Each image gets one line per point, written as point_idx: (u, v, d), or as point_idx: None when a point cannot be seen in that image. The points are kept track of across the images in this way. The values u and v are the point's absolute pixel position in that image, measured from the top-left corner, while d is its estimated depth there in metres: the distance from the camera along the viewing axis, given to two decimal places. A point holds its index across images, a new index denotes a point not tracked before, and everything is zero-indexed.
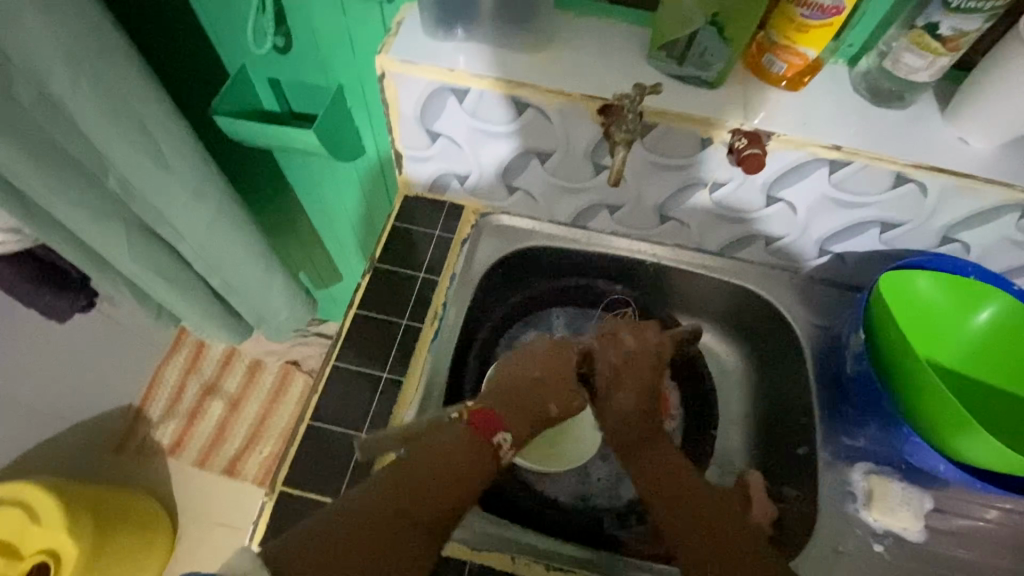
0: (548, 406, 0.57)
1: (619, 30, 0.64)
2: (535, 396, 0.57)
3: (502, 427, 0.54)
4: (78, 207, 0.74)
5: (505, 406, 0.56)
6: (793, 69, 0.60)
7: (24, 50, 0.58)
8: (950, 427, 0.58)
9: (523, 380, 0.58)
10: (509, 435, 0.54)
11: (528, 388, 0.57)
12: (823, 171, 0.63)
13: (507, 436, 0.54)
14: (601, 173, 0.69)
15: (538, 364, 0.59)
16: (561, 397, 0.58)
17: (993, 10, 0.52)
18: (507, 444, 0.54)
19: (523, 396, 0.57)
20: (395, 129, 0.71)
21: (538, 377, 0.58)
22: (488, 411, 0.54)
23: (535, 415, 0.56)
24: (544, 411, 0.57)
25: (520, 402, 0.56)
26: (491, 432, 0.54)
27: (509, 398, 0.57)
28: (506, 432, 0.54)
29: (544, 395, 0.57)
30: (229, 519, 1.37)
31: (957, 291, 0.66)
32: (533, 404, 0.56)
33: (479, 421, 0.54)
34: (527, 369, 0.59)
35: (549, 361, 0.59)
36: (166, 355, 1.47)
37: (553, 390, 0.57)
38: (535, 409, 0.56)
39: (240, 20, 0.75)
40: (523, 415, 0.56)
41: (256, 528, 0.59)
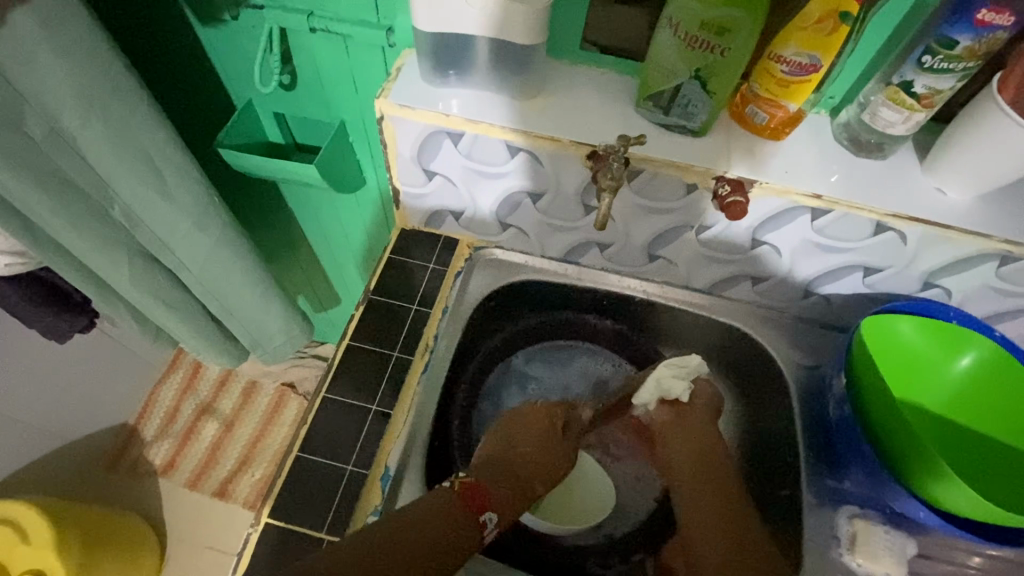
0: (535, 484, 0.62)
1: (608, 79, 0.67)
2: (523, 473, 0.62)
3: (490, 505, 0.58)
4: (83, 235, 0.76)
5: (496, 484, 0.60)
6: (775, 120, 0.62)
7: (38, 89, 0.60)
8: (926, 474, 0.60)
9: (515, 456, 0.63)
10: (495, 515, 0.57)
11: (518, 465, 0.63)
12: (806, 217, 0.64)
13: (493, 516, 0.57)
14: (588, 216, 0.72)
15: (527, 438, 0.65)
16: (547, 476, 0.64)
17: (965, 71, 0.54)
18: (492, 522, 0.57)
19: (514, 474, 0.62)
20: (394, 168, 0.74)
21: (526, 453, 0.64)
22: (478, 488, 0.58)
23: (522, 493, 0.61)
24: (531, 491, 0.62)
25: (509, 480, 0.61)
26: (481, 507, 0.57)
27: (504, 474, 0.61)
28: (493, 512, 0.57)
29: (532, 473, 0.63)
30: (217, 543, 1.36)
31: (938, 336, 0.67)
32: (522, 481, 0.62)
33: (468, 494, 0.57)
34: (517, 441, 0.65)
35: (532, 434, 0.65)
36: (161, 376, 1.51)
37: (538, 466, 0.63)
38: (524, 486, 0.61)
39: (250, 58, 0.79)
40: (512, 495, 0.60)
41: (241, 558, 0.59)
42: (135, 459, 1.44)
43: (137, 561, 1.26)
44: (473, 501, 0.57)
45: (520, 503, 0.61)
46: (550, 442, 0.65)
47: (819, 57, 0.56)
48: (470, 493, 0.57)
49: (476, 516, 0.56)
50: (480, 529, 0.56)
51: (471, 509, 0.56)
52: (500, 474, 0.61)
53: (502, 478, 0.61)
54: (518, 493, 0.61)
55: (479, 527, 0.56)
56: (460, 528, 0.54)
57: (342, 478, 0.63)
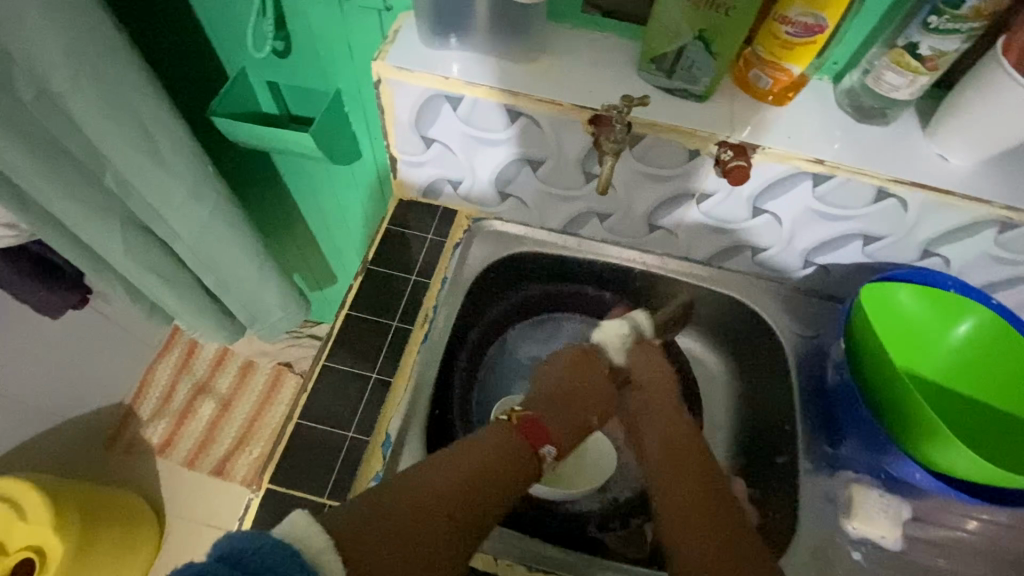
0: (589, 414, 0.66)
1: (609, 43, 0.66)
2: (579, 406, 0.66)
3: (548, 439, 0.60)
4: (75, 201, 0.75)
5: (553, 417, 0.63)
6: (779, 84, 0.61)
7: (26, 50, 0.59)
8: (925, 439, 0.60)
9: (567, 388, 0.67)
10: (553, 448, 0.60)
11: (572, 398, 0.66)
12: (808, 183, 0.64)
13: (552, 449, 0.60)
14: (589, 184, 0.71)
15: (579, 374, 0.68)
16: (599, 407, 0.67)
17: (971, 32, 0.53)
18: (551, 456, 0.60)
19: (569, 404, 0.65)
20: (391, 135, 0.72)
21: (583, 386, 0.67)
22: (534, 423, 0.60)
23: (581, 425, 0.65)
24: (584, 420, 0.66)
25: (565, 412, 0.64)
26: (538, 441, 0.59)
27: (558, 407, 0.64)
28: (551, 446, 0.59)
29: (587, 406, 0.66)
30: (215, 519, 1.37)
31: (935, 302, 0.67)
32: (580, 415, 0.65)
33: (527, 428, 0.59)
34: (567, 379, 0.67)
35: (588, 381, 0.68)
36: (157, 356, 1.50)
37: (591, 398, 0.67)
38: (579, 420, 0.65)
39: (243, 25, 0.77)
40: (570, 430, 0.64)
41: (242, 524, 0.59)
42: (131, 438, 1.43)
43: (136, 535, 1.26)
44: (530, 434, 0.59)
45: (577, 432, 0.65)
46: (599, 379, 0.69)
47: (824, 18, 0.55)
48: (526, 425, 0.59)
49: (534, 448, 0.58)
50: (539, 459, 0.58)
51: (529, 442, 0.58)
52: (557, 406, 0.64)
53: (562, 408, 0.64)
54: (574, 426, 0.64)
55: (538, 457, 0.58)
56: (520, 457, 0.56)
57: (343, 445, 0.63)
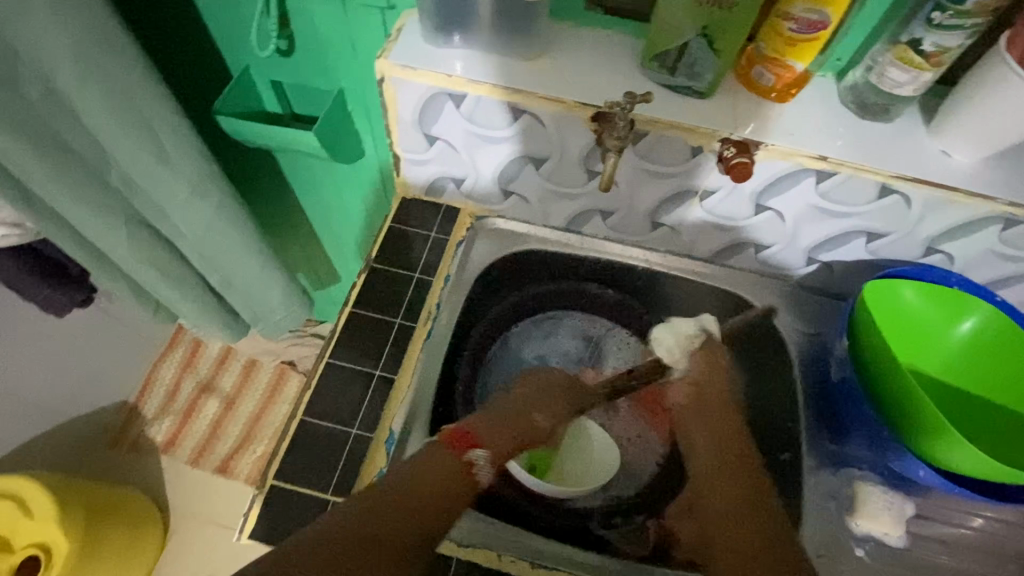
0: (534, 418, 0.65)
1: (612, 40, 0.66)
2: (524, 408, 0.65)
3: (479, 444, 0.60)
4: (80, 199, 0.75)
5: (486, 426, 0.62)
6: (781, 81, 0.61)
7: (32, 48, 0.59)
8: (929, 436, 0.60)
9: (514, 399, 0.66)
10: (484, 453, 0.60)
11: (518, 406, 0.65)
12: (811, 180, 0.64)
13: (481, 454, 0.59)
14: (592, 182, 0.72)
15: (528, 387, 0.68)
16: (547, 411, 0.67)
17: (975, 29, 0.53)
18: (482, 461, 0.59)
19: (511, 413, 0.64)
20: (394, 133, 0.73)
21: (529, 394, 0.67)
22: (464, 431, 0.60)
23: (523, 427, 0.64)
24: (531, 425, 0.65)
25: (505, 420, 0.63)
26: (467, 448, 0.59)
27: (497, 417, 0.63)
28: (481, 450, 0.59)
29: (532, 408, 0.66)
30: (219, 518, 1.37)
31: (939, 300, 0.67)
32: (522, 418, 0.64)
33: (456, 438, 0.59)
34: (516, 389, 0.68)
35: (540, 389, 0.68)
36: (161, 355, 1.49)
37: (536, 402, 0.66)
38: (523, 424, 0.64)
39: (247, 23, 0.78)
40: (505, 435, 0.62)
41: (246, 519, 0.60)
42: (135, 436, 1.44)
43: (140, 534, 1.26)
44: (460, 443, 0.59)
45: (512, 440, 0.62)
46: (552, 386, 0.68)
47: (828, 14, 0.55)
48: (454, 437, 0.60)
49: (460, 456, 0.58)
50: (467, 468, 0.58)
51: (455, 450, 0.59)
52: (497, 418, 0.63)
53: (499, 419, 0.63)
54: (518, 433, 0.63)
55: (466, 466, 0.58)
56: (448, 467, 0.57)
57: (347, 441, 0.64)
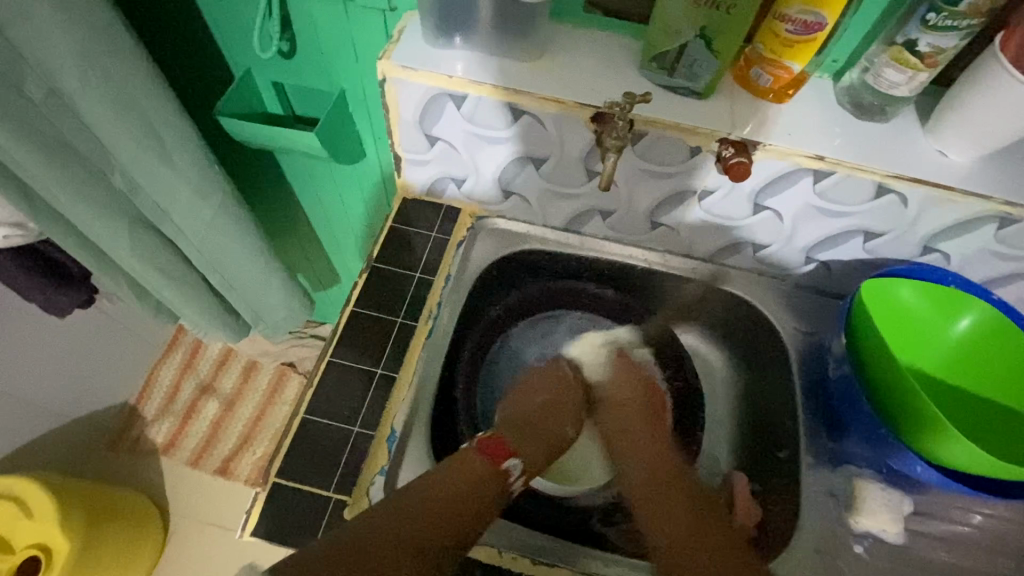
0: (565, 428, 0.71)
1: (611, 42, 0.67)
2: (548, 422, 0.70)
3: (513, 455, 0.63)
4: (82, 200, 0.75)
5: (519, 437, 0.66)
6: (779, 82, 0.62)
7: (37, 50, 0.60)
8: (927, 432, 0.60)
9: (532, 408, 0.70)
10: (521, 462, 0.64)
11: (538, 418, 0.69)
12: (807, 180, 0.65)
13: (518, 464, 0.63)
14: (591, 182, 0.72)
15: (542, 395, 0.72)
16: (573, 420, 0.72)
17: (969, 29, 0.54)
18: (517, 470, 0.63)
19: (535, 428, 0.68)
20: (395, 134, 0.73)
21: (543, 404, 0.71)
22: (499, 439, 0.64)
23: (550, 441, 0.68)
24: (562, 432, 0.70)
25: (534, 433, 0.67)
26: (503, 457, 0.63)
27: (525, 428, 0.67)
28: (516, 459, 0.63)
29: (558, 418, 0.71)
30: (219, 519, 1.37)
31: (937, 298, 0.68)
32: (552, 430, 0.69)
33: (490, 446, 0.63)
34: (532, 397, 0.71)
35: (555, 396, 0.73)
36: (161, 357, 1.52)
37: (553, 414, 0.70)
38: (553, 433, 0.69)
39: (249, 25, 0.78)
40: (540, 445, 0.67)
41: (249, 517, 0.60)
42: (136, 437, 1.44)
43: (141, 535, 1.26)
44: (496, 453, 0.62)
45: (553, 449, 0.68)
46: (564, 394, 0.73)
47: (824, 15, 0.55)
48: (490, 445, 0.63)
49: (499, 467, 0.61)
50: (504, 476, 0.61)
51: (494, 461, 0.62)
52: (518, 427, 0.67)
53: (523, 432, 0.67)
54: (549, 441, 0.68)
55: (502, 475, 0.61)
56: (485, 478, 0.59)
57: (349, 440, 0.64)
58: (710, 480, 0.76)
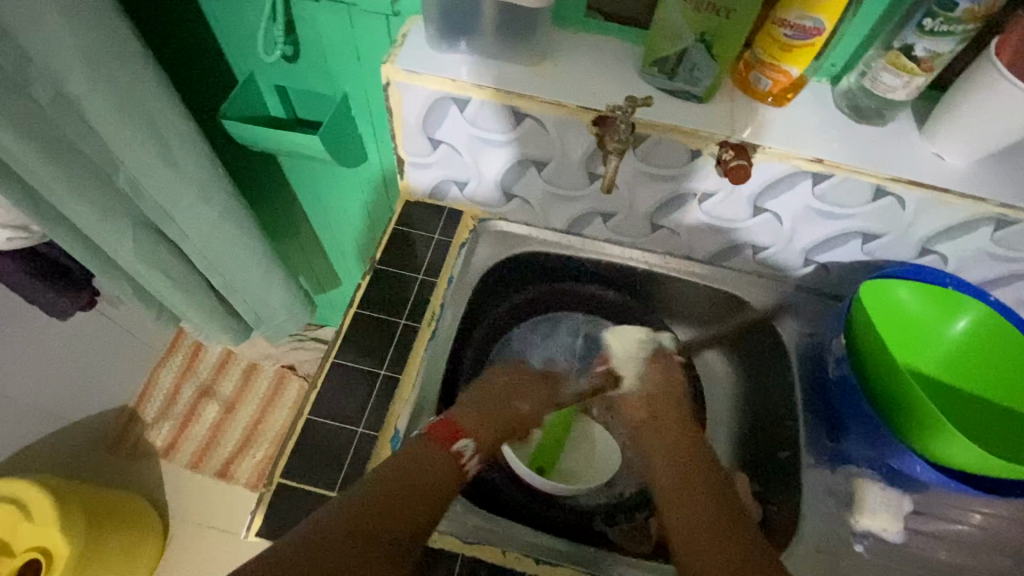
0: (520, 404, 0.67)
1: (612, 46, 0.68)
2: (504, 398, 0.66)
3: (464, 434, 0.61)
4: (87, 202, 0.76)
5: (471, 417, 0.62)
6: (778, 86, 0.63)
7: (44, 53, 0.60)
8: (928, 432, 0.61)
9: (492, 390, 0.67)
10: (470, 442, 0.60)
11: (497, 397, 0.66)
12: (807, 183, 0.65)
13: (468, 443, 0.60)
14: (593, 184, 0.73)
15: (503, 377, 0.69)
16: (529, 397, 0.68)
17: (964, 34, 0.55)
18: (469, 449, 0.60)
19: (495, 406, 0.65)
20: (398, 137, 0.74)
21: (502, 387, 0.67)
22: (448, 421, 0.61)
23: (507, 419, 0.65)
24: (516, 411, 0.66)
25: (492, 411, 0.64)
26: (454, 438, 0.60)
27: (485, 408, 0.64)
28: (467, 440, 0.60)
29: (514, 395, 0.67)
30: (219, 522, 1.37)
31: (935, 299, 0.69)
32: (506, 409, 0.65)
33: (440, 429, 0.60)
34: (490, 384, 0.68)
35: (514, 379, 0.69)
36: (160, 359, 1.50)
37: (518, 389, 0.68)
38: (508, 411, 0.65)
39: (253, 30, 0.79)
40: (492, 425, 0.63)
41: (253, 519, 0.60)
42: (136, 441, 1.43)
43: (141, 538, 1.25)
44: (447, 435, 0.60)
45: (507, 425, 0.65)
46: (524, 375, 0.70)
47: (822, 20, 0.56)
48: (438, 429, 0.60)
49: (450, 448, 0.59)
50: (456, 458, 0.59)
51: (443, 444, 0.59)
52: (478, 408, 0.64)
53: (478, 411, 0.64)
54: (505, 420, 0.65)
55: (454, 457, 0.59)
56: (435, 461, 0.57)
57: (353, 440, 0.64)
58: None
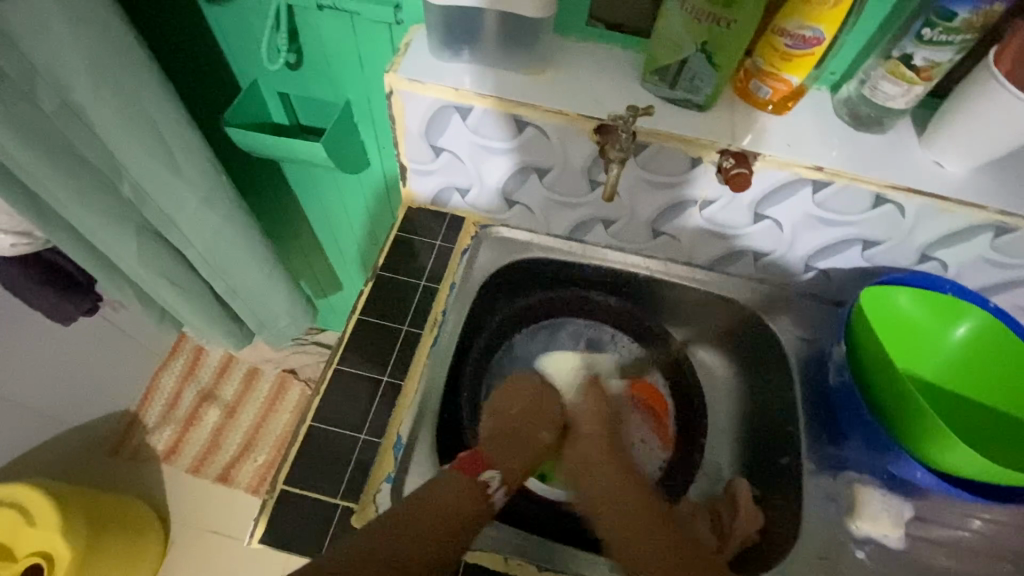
0: (538, 432, 0.71)
1: (613, 55, 0.68)
2: (525, 428, 0.70)
3: (490, 466, 0.64)
4: (91, 209, 0.76)
5: (494, 445, 0.67)
6: (778, 94, 0.63)
7: (50, 62, 0.61)
8: (930, 440, 0.61)
9: (506, 419, 0.70)
10: (497, 473, 0.64)
11: (516, 428, 0.70)
12: (807, 190, 0.66)
13: (495, 474, 0.64)
14: (594, 191, 0.73)
15: (517, 405, 0.72)
16: (549, 423, 0.72)
17: (963, 44, 0.55)
18: (495, 481, 0.64)
19: (512, 435, 0.69)
20: (401, 145, 0.75)
21: (515, 415, 0.71)
22: (472, 454, 0.65)
23: (530, 448, 0.69)
24: (537, 440, 0.70)
25: (508, 438, 0.68)
26: (480, 469, 0.64)
27: (506, 440, 0.68)
28: (493, 471, 0.64)
29: (533, 423, 0.71)
30: (219, 527, 1.37)
31: (933, 306, 0.69)
32: (523, 438, 0.70)
33: (466, 462, 0.64)
34: (506, 411, 0.71)
35: (527, 405, 0.72)
36: (163, 363, 1.52)
37: (531, 419, 0.71)
38: (527, 441, 0.69)
39: (257, 38, 0.79)
40: (518, 456, 0.68)
41: (256, 525, 0.61)
42: (138, 445, 1.44)
43: (142, 542, 1.26)
44: (471, 466, 0.64)
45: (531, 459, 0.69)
46: (540, 403, 0.73)
47: (822, 30, 0.56)
48: (466, 460, 0.64)
49: (477, 477, 0.63)
50: (483, 488, 0.62)
51: (469, 474, 0.63)
52: (494, 437, 0.68)
53: (506, 442, 0.68)
54: (524, 450, 0.68)
55: (482, 487, 0.62)
56: (459, 491, 0.60)
57: (356, 446, 0.65)
58: (712, 487, 0.77)
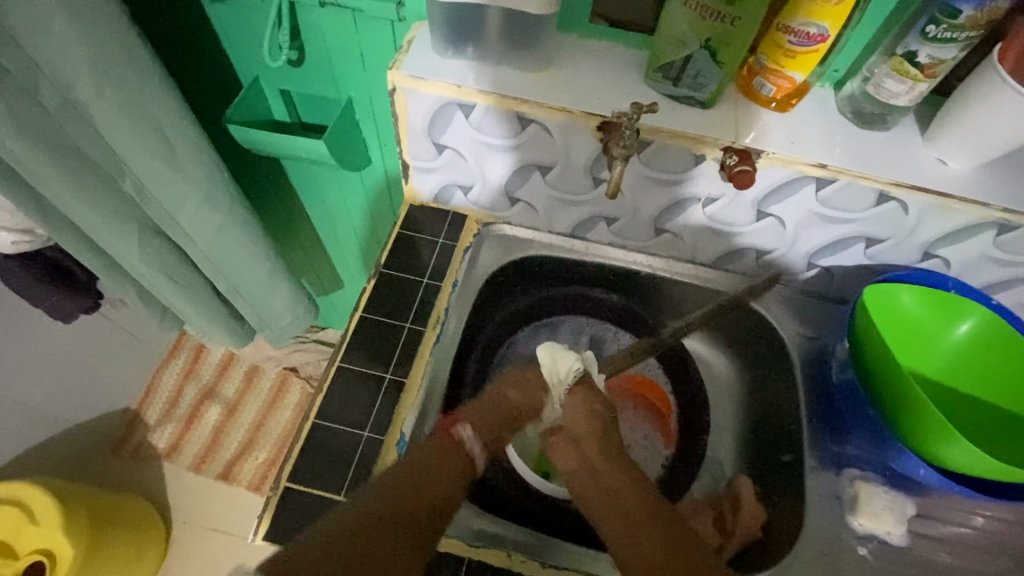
0: (505, 391, 0.66)
1: (616, 52, 0.68)
2: (503, 398, 0.65)
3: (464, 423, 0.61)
4: (92, 206, 0.76)
5: (472, 409, 0.63)
6: (781, 91, 0.63)
7: (53, 59, 0.61)
8: (935, 437, 0.61)
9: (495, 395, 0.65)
10: (471, 427, 0.60)
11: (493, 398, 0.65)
12: (810, 187, 0.66)
13: (468, 428, 0.60)
14: (597, 189, 0.73)
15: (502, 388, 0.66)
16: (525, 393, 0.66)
17: (968, 41, 0.55)
18: (469, 433, 0.60)
19: (491, 403, 0.64)
20: (403, 141, 0.74)
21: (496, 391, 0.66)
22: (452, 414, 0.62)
23: (504, 416, 0.64)
24: (504, 399, 0.65)
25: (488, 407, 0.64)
26: (455, 428, 0.60)
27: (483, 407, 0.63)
28: (465, 424, 0.60)
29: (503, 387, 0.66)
30: (221, 524, 1.37)
31: (936, 303, 0.69)
32: (499, 405, 0.64)
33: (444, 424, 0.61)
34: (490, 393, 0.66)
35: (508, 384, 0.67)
36: (162, 362, 1.51)
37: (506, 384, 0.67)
38: (499, 403, 0.64)
39: (258, 35, 0.79)
40: (493, 416, 0.63)
41: (260, 522, 0.61)
42: (138, 443, 1.43)
43: (143, 540, 1.26)
44: (448, 425, 0.61)
45: (502, 418, 0.63)
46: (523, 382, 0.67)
47: (827, 27, 0.56)
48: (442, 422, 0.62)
49: (456, 440, 0.59)
50: (459, 446, 0.59)
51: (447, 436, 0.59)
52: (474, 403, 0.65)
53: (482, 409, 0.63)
54: (495, 412, 0.64)
55: (457, 444, 0.59)
56: (444, 453, 0.57)
57: (359, 444, 0.65)
58: (714, 484, 0.77)
